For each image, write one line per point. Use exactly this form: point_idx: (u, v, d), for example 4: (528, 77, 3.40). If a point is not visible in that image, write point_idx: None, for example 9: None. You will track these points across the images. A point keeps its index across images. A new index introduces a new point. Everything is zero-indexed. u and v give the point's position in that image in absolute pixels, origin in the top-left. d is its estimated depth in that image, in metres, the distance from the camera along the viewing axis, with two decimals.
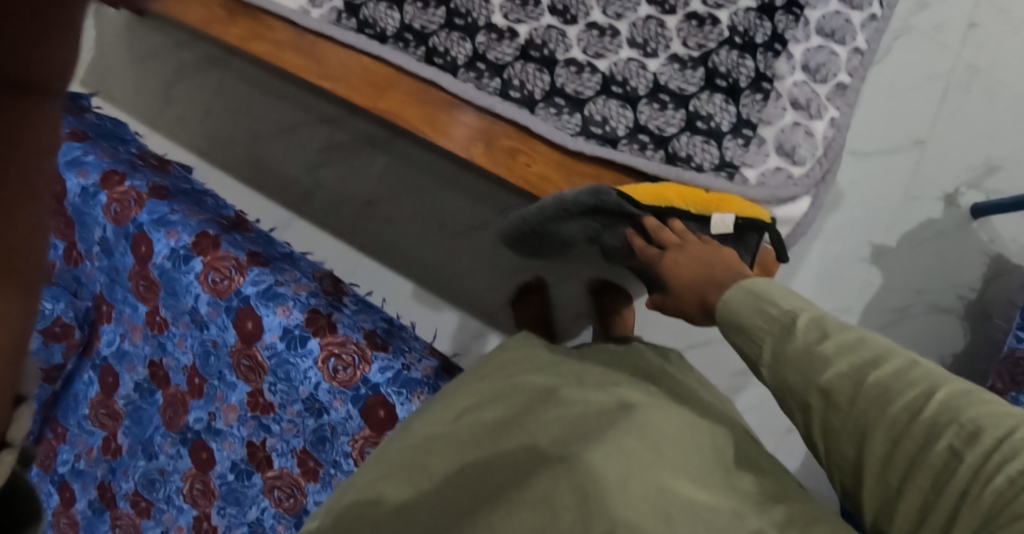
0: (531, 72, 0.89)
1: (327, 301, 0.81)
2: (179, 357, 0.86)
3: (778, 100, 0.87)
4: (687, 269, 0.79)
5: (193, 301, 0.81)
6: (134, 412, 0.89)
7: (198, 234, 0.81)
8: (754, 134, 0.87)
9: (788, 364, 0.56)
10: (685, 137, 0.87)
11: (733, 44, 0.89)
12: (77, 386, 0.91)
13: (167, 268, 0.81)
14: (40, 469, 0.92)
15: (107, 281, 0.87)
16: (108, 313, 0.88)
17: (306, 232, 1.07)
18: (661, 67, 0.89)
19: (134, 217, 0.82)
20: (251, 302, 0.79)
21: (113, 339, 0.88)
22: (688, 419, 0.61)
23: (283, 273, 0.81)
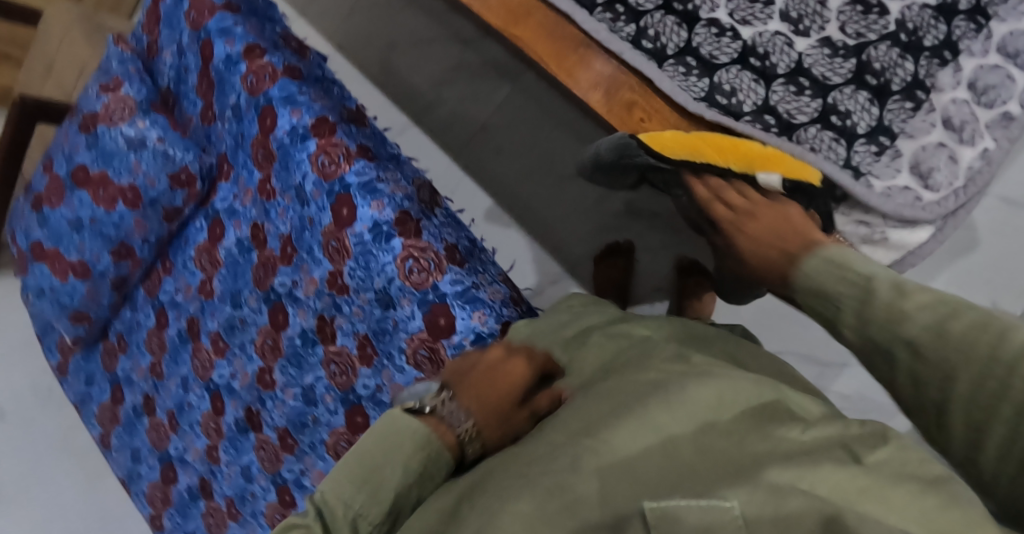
0: (669, 25, 0.82)
1: (419, 208, 0.85)
2: (278, 225, 0.92)
3: (929, 114, 0.78)
4: (759, 235, 0.66)
5: (301, 178, 0.87)
6: (232, 265, 0.96)
7: (318, 118, 0.87)
8: (891, 144, 0.78)
9: None
10: (814, 129, 0.78)
11: (897, 41, 0.79)
12: (190, 231, 1.01)
13: (285, 143, 0.88)
14: (147, 293, 1.05)
15: (233, 144, 0.95)
16: (228, 172, 0.97)
17: (416, 140, 1.16)
18: (809, 48, 0.80)
19: (266, 90, 0.88)
20: (351, 191, 0.84)
21: (227, 197, 0.97)
22: (737, 386, 0.54)
23: (386, 171, 0.85)
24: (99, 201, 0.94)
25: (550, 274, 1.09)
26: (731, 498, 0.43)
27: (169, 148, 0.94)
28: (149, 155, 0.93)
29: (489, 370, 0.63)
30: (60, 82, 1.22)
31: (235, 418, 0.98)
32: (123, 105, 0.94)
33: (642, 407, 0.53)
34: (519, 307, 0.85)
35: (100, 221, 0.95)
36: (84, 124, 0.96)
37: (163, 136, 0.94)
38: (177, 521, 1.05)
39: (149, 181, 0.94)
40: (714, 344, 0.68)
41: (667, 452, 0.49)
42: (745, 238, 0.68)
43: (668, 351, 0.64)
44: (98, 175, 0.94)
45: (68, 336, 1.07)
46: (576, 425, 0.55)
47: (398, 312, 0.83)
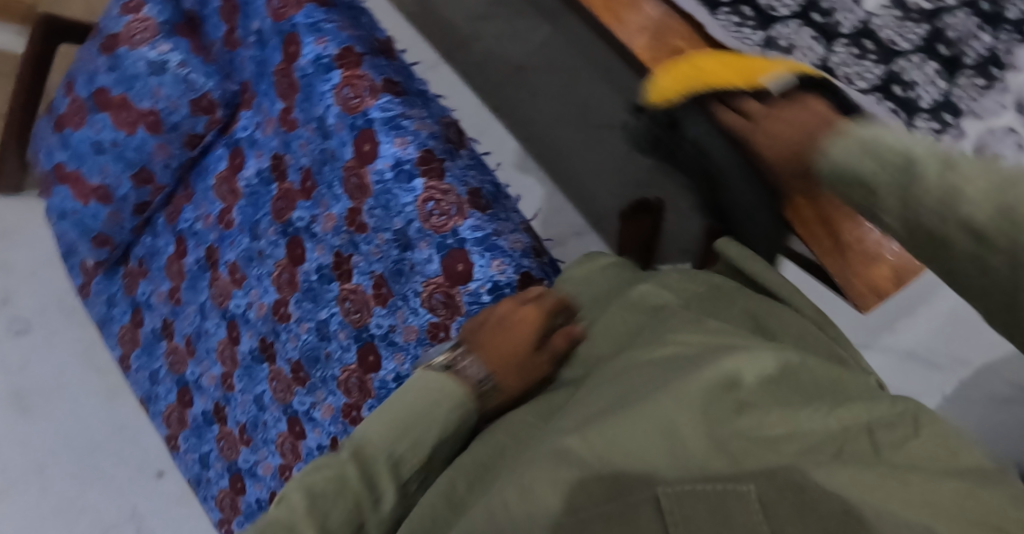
0: None
1: (444, 148, 0.82)
2: (299, 157, 0.90)
3: (1000, 95, 0.74)
4: (792, 137, 0.59)
5: (323, 110, 0.84)
6: (251, 196, 0.95)
7: (343, 48, 0.84)
8: (955, 123, 0.73)
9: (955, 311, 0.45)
10: (873, 98, 0.73)
11: (976, 9, 0.75)
12: (210, 160, 0.99)
13: (309, 73, 0.85)
14: (167, 220, 1.03)
15: (256, 72, 0.92)
16: (250, 101, 0.94)
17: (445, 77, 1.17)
18: (877, 9, 0.74)
19: (291, 16, 0.86)
20: (374, 126, 0.81)
21: (249, 125, 0.95)
22: (758, 361, 0.48)
23: (411, 107, 0.82)
24: (120, 123, 0.94)
25: (575, 226, 1.10)
26: (747, 481, 0.41)
27: (191, 73, 0.92)
28: (169, 79, 0.92)
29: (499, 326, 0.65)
30: (87, 2, 1.21)
31: (250, 348, 0.98)
32: (144, 26, 0.92)
33: (647, 380, 0.50)
34: (541, 258, 0.82)
35: (121, 144, 0.95)
36: (106, 45, 0.94)
37: (184, 60, 0.92)
38: (192, 443, 1.07)
39: (171, 105, 0.93)
40: (736, 301, 0.63)
41: (659, 423, 0.45)
42: (763, 134, 0.63)
43: (684, 320, 0.58)
44: (120, 97, 0.93)
45: (90, 258, 1.08)
46: (585, 403, 0.50)
47: (416, 254, 0.81)
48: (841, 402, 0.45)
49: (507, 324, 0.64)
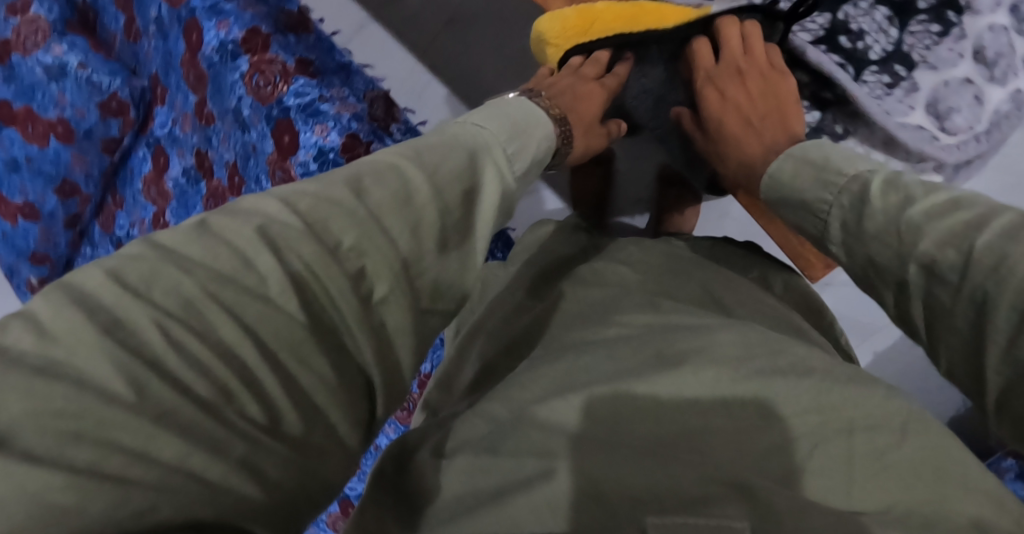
0: None
1: (370, 129, 0.76)
2: (222, 153, 0.85)
3: (954, 43, 0.77)
4: (749, 113, 0.72)
5: (237, 101, 0.78)
6: (181, 196, 0.90)
7: (249, 30, 0.77)
8: (907, 75, 0.77)
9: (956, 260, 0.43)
10: (821, 51, 0.77)
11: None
12: (133, 162, 0.94)
13: (215, 62, 0.78)
14: (103, 231, 0.99)
15: (163, 64, 0.85)
16: (162, 96, 0.88)
17: (376, 38, 1.05)
18: None
19: (188, 1, 0.78)
20: (291, 116, 0.75)
21: (166, 122, 0.90)
22: (726, 345, 0.46)
23: (330, 89, 0.76)
24: (32, 138, 0.88)
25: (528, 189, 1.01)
26: (739, 517, 0.36)
27: (93, 75, 0.85)
28: (72, 84, 0.85)
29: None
30: None
31: None
32: (35, 28, 0.85)
33: (619, 358, 0.46)
34: None
35: (37, 160, 0.90)
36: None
37: (84, 61, 0.85)
38: None
39: (78, 112, 0.86)
40: (692, 276, 0.60)
41: (625, 409, 0.42)
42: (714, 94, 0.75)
43: (637, 302, 0.54)
44: (23, 110, 0.87)
45: (32, 279, 1.03)
46: (540, 374, 0.47)
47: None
48: (832, 388, 0.42)
49: (576, 92, 0.73)
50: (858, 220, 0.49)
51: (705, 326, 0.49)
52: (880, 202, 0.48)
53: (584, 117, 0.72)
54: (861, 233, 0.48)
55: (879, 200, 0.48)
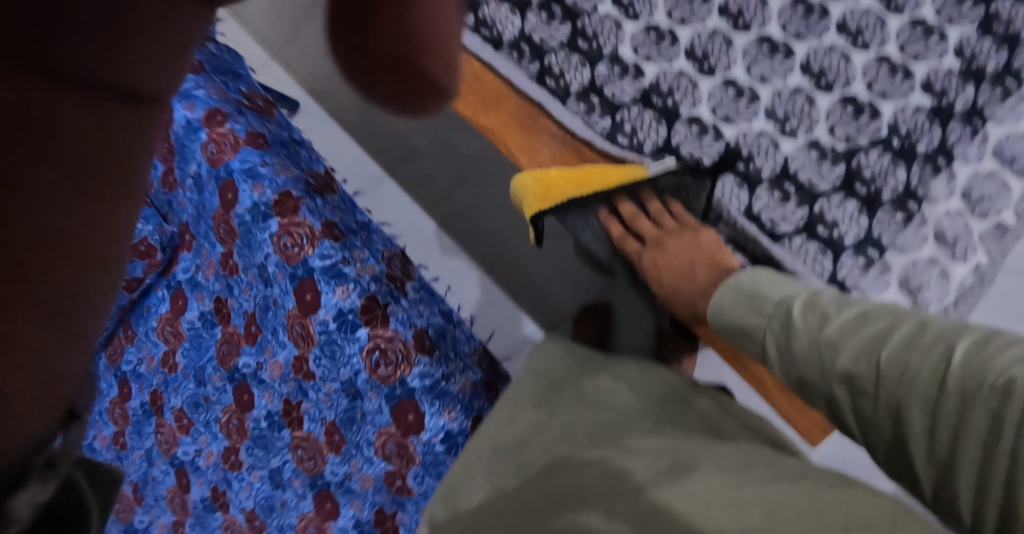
0: (647, 121, 0.93)
1: (387, 289, 0.84)
2: (242, 302, 0.93)
3: (920, 228, 0.86)
4: (675, 266, 0.86)
5: (264, 258, 0.85)
6: (195, 339, 0.98)
7: (282, 194, 0.85)
8: (878, 257, 0.86)
9: (800, 362, 0.66)
10: (799, 239, 0.87)
11: (890, 147, 0.88)
12: (151, 300, 1.00)
13: (247, 220, 0.85)
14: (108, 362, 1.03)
15: (195, 214, 0.93)
16: (189, 243, 0.97)
17: (391, 195, 1.11)
18: (795, 153, 0.90)
19: (227, 161, 0.86)
20: (314, 275, 0.83)
21: (189, 268, 0.98)
22: (722, 460, 0.55)
23: (352, 252, 0.84)
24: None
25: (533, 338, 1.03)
26: None
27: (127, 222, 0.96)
28: None
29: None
30: None
31: (201, 498, 0.98)
32: None
33: (640, 463, 0.57)
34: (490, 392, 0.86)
35: None
36: None
37: None
38: None
39: None
40: (692, 404, 0.67)
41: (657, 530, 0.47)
42: (653, 264, 0.89)
43: (642, 428, 0.63)
44: None
45: None
46: (559, 488, 0.58)
47: (368, 404, 0.84)
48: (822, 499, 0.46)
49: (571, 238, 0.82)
50: (788, 342, 0.67)
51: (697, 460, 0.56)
52: (802, 323, 0.67)
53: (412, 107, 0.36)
54: (791, 354, 0.67)
55: (802, 321, 0.67)
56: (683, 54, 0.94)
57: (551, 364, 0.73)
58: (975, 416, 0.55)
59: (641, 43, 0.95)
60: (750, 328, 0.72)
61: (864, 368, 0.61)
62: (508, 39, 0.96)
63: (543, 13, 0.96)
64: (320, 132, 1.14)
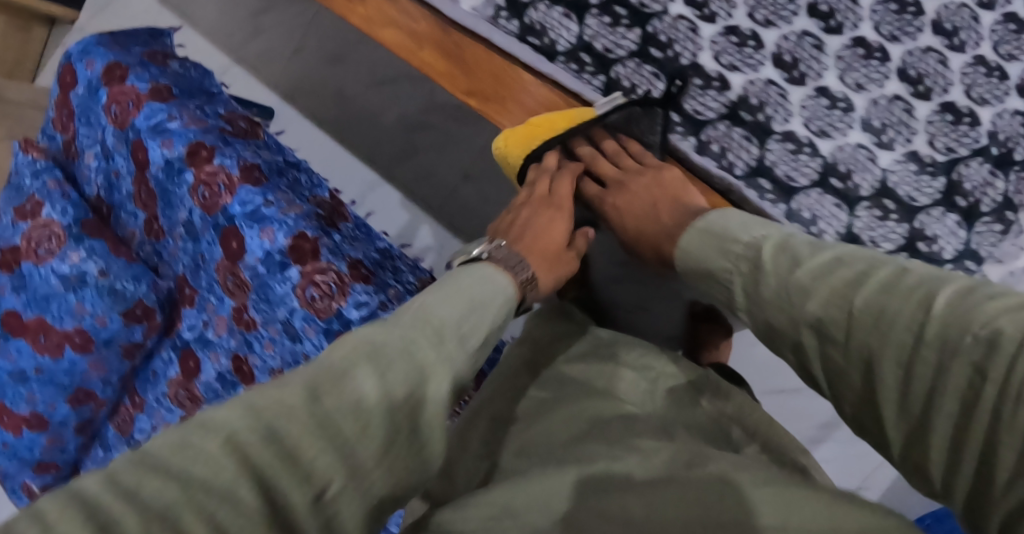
0: (737, 139, 0.77)
1: None
2: (265, 358, 0.98)
3: (1019, 237, 0.76)
4: (637, 209, 0.69)
5: (287, 312, 0.94)
6: (213, 397, 1.03)
7: (294, 238, 0.95)
8: (978, 269, 0.76)
9: (766, 306, 0.50)
10: (900, 257, 0.76)
11: (989, 156, 0.76)
12: (157, 363, 1.07)
13: (260, 272, 0.95)
14: (120, 433, 1.09)
15: (193, 266, 1.02)
16: (190, 297, 1.04)
17: (387, 196, 1.25)
18: (893, 163, 0.77)
19: (225, 206, 0.97)
20: (352, 325, 0.92)
21: (195, 324, 1.04)
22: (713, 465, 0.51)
23: (384, 293, 0.95)
24: (42, 349, 1.00)
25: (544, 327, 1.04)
26: None
27: (116, 283, 0.99)
28: (91, 293, 0.98)
29: (527, 226, 0.70)
30: None
31: None
32: (48, 234, 1.00)
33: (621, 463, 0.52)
34: None
35: (48, 370, 1.01)
36: (9, 262, 1.01)
37: (104, 268, 1.00)
38: None
39: (99, 321, 0.99)
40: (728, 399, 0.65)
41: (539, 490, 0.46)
42: (616, 208, 0.72)
43: (651, 428, 0.58)
44: (35, 322, 0.99)
45: (38, 485, 1.11)
46: (534, 487, 0.51)
47: None
48: None
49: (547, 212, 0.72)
50: (754, 285, 0.52)
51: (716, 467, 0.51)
52: (772, 265, 0.51)
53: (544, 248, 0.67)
54: (759, 299, 0.51)
55: (771, 263, 0.51)
56: (769, 61, 0.77)
57: (540, 331, 0.71)
58: (894, 338, 0.44)
59: (723, 48, 0.77)
60: (716, 270, 0.55)
61: (837, 316, 0.46)
62: (563, 49, 0.80)
63: (604, 15, 0.79)
64: (315, 151, 1.28)
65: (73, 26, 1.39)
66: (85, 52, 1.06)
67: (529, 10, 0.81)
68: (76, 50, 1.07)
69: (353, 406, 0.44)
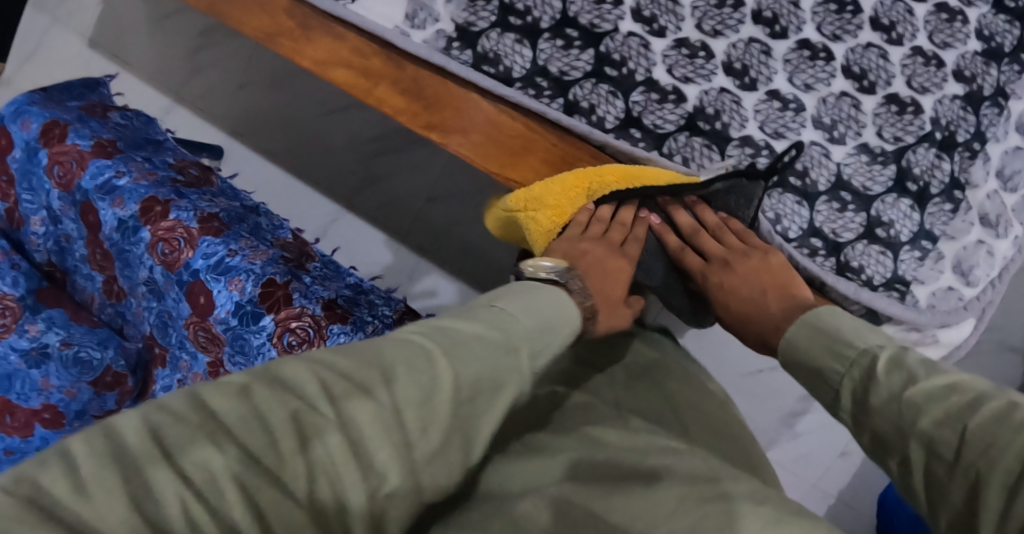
0: (698, 149, 0.80)
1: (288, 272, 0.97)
2: None
3: (967, 214, 0.81)
4: (742, 291, 0.73)
5: (265, 363, 0.93)
6: None
7: (265, 285, 0.94)
8: (933, 247, 0.80)
9: (877, 413, 0.52)
10: (861, 245, 0.79)
11: (935, 140, 0.80)
12: None
13: (233, 324, 0.94)
14: None
15: (160, 325, 1.01)
16: (162, 356, 1.04)
17: (351, 225, 1.24)
18: (846, 157, 0.80)
19: (187, 261, 0.95)
20: None
21: (169, 383, 1.02)
22: (687, 467, 0.54)
23: (362, 331, 0.95)
24: None
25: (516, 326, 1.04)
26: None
27: (79, 351, 1.00)
28: (55, 366, 0.98)
29: (584, 257, 0.74)
30: None
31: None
32: (3, 308, 0.99)
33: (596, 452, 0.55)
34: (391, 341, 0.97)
35: (15, 450, 0.99)
36: None
37: (66, 337, 1.01)
38: None
39: (67, 394, 0.98)
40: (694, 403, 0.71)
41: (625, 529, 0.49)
42: (720, 288, 0.76)
43: (607, 416, 0.63)
44: None
45: None
46: (527, 465, 0.54)
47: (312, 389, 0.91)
48: None
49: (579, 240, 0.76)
50: (865, 391, 0.54)
51: (673, 453, 0.56)
52: (887, 379, 0.53)
53: (609, 296, 0.73)
54: (868, 406, 0.53)
55: (885, 377, 0.53)
56: (721, 70, 0.80)
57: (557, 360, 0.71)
58: (1002, 467, 0.46)
59: (676, 61, 0.80)
60: (826, 370, 0.58)
61: (951, 435, 0.48)
62: (520, 75, 0.81)
63: (558, 39, 0.80)
64: (271, 187, 1.26)
65: None
66: (20, 112, 1.01)
67: (483, 39, 0.81)
68: (8, 110, 1.03)
69: (426, 387, 0.47)
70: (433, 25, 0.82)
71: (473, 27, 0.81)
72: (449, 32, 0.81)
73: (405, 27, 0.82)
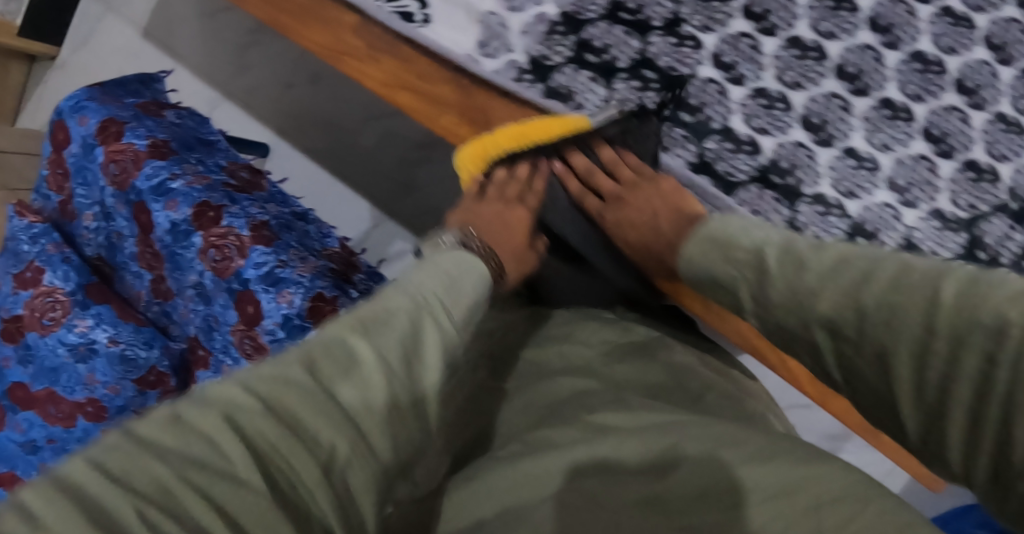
0: (769, 201, 0.77)
1: (334, 284, 0.97)
2: None
3: None
4: (637, 221, 0.74)
5: None
6: None
7: (314, 299, 0.94)
8: None
9: (779, 309, 0.52)
10: None
11: (1010, 211, 0.77)
12: None
13: (279, 335, 0.93)
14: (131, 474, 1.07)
15: (205, 328, 1.01)
16: (204, 359, 1.02)
17: (394, 231, 1.24)
18: (918, 221, 0.77)
19: (238, 269, 0.96)
20: None
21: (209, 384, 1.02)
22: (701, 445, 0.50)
23: None
24: (54, 419, 1.00)
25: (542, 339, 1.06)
26: None
27: (126, 348, 1.00)
28: (102, 361, 0.99)
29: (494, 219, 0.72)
30: None
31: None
32: (52, 302, 1.00)
33: (605, 446, 0.51)
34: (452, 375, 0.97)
35: (59, 439, 1.00)
36: (13, 332, 1.02)
37: (113, 335, 1.00)
38: None
39: (111, 390, 0.99)
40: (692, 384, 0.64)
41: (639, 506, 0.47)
42: (617, 224, 0.77)
43: (600, 394, 0.59)
44: (44, 392, 1.00)
45: None
46: (512, 469, 0.52)
47: None
48: None
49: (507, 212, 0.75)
50: (764, 291, 0.53)
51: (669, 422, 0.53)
52: (779, 270, 0.53)
53: (512, 246, 0.71)
54: (767, 302, 0.53)
55: (777, 268, 0.53)
56: (798, 122, 0.78)
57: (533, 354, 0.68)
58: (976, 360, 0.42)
59: (753, 112, 0.78)
60: (719, 276, 0.57)
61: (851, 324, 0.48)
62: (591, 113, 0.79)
63: (634, 79, 0.79)
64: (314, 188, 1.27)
65: (53, 61, 1.34)
66: (78, 107, 1.03)
67: (555, 73, 0.80)
68: (67, 105, 1.04)
69: (357, 386, 0.44)
70: (505, 55, 0.80)
71: (547, 61, 0.80)
72: (521, 64, 0.80)
73: (476, 55, 0.80)
